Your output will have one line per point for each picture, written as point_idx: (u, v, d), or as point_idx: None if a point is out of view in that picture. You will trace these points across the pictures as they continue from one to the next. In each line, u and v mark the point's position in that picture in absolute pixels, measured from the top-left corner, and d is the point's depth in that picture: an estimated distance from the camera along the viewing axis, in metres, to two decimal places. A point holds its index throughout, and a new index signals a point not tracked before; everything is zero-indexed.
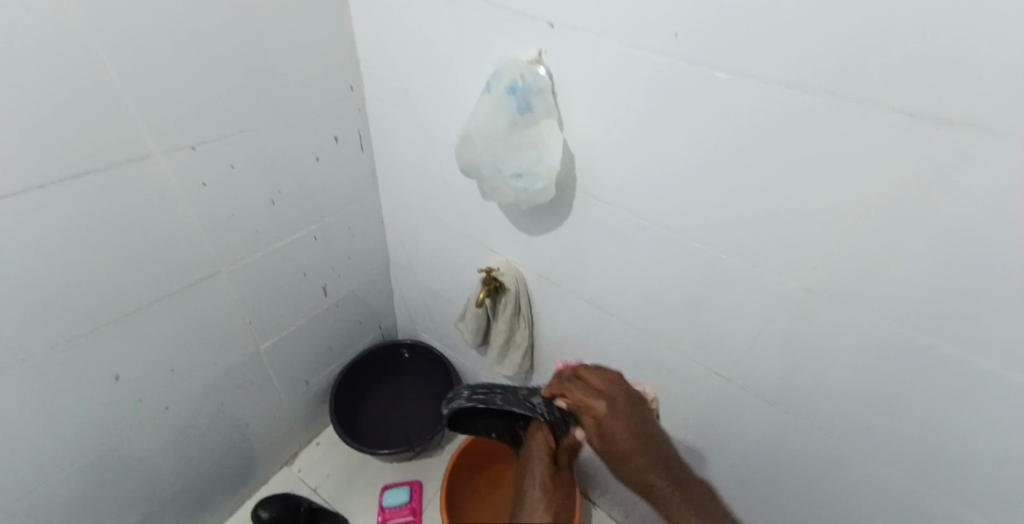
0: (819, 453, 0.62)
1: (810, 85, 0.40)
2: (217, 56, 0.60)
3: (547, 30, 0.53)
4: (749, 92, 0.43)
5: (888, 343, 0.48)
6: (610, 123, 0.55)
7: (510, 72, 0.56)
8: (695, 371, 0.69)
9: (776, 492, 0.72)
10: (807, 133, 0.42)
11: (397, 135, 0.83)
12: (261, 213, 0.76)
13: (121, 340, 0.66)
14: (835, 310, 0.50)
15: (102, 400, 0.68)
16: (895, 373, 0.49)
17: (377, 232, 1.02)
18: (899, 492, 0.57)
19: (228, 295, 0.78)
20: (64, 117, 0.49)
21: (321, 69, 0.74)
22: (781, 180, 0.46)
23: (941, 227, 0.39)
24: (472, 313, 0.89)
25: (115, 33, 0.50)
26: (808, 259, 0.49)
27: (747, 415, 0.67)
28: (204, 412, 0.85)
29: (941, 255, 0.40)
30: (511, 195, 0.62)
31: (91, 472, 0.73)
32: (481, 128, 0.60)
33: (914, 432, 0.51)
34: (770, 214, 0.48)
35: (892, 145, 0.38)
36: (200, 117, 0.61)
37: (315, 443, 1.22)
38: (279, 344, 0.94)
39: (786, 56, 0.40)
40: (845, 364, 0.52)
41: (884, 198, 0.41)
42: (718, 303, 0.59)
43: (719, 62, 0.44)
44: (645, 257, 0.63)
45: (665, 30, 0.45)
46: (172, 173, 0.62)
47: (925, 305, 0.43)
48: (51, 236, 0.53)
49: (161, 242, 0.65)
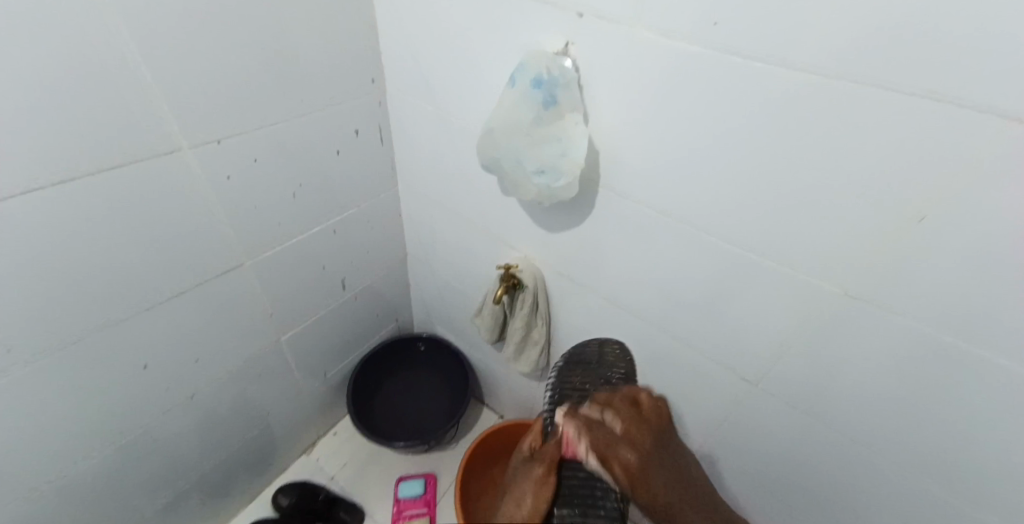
0: (850, 465, 0.59)
1: (857, 77, 0.37)
2: (240, 49, 0.60)
3: (575, 19, 0.51)
4: (789, 84, 0.40)
5: (932, 356, 0.45)
6: (637, 116, 0.53)
7: (535, 65, 0.54)
8: (720, 374, 0.66)
9: (802, 502, 0.69)
10: (851, 128, 0.39)
11: (417, 128, 0.82)
12: (282, 206, 0.76)
13: (146, 329, 0.68)
14: (872, 316, 0.47)
15: (127, 386, 0.70)
16: (936, 385, 0.46)
17: (396, 225, 1.02)
18: (935, 509, 0.54)
19: (248, 286, 0.79)
20: (92, 109, 0.50)
21: (343, 60, 0.73)
22: (818, 179, 0.43)
23: (1005, 236, 0.36)
24: (489, 309, 0.88)
25: (142, 27, 0.50)
26: (842, 265, 0.46)
27: (774, 422, 0.64)
28: (225, 400, 0.87)
29: (993, 263, 0.37)
30: (533, 191, 0.61)
31: (119, 455, 0.75)
32: (506, 122, 0.58)
33: (956, 448, 0.48)
34: (806, 214, 0.46)
35: (946, 142, 0.35)
36: (222, 109, 0.61)
37: (332, 433, 1.23)
38: (298, 335, 0.95)
39: (830, 44, 0.37)
40: (883, 374, 0.50)
41: (932, 200, 0.38)
42: (748, 306, 0.57)
43: (755, 51, 0.41)
44: (670, 256, 0.61)
45: (699, 18, 0.43)
46: (199, 167, 0.62)
47: (978, 318, 0.40)
48: (79, 225, 0.54)
49: (185, 233, 0.65)
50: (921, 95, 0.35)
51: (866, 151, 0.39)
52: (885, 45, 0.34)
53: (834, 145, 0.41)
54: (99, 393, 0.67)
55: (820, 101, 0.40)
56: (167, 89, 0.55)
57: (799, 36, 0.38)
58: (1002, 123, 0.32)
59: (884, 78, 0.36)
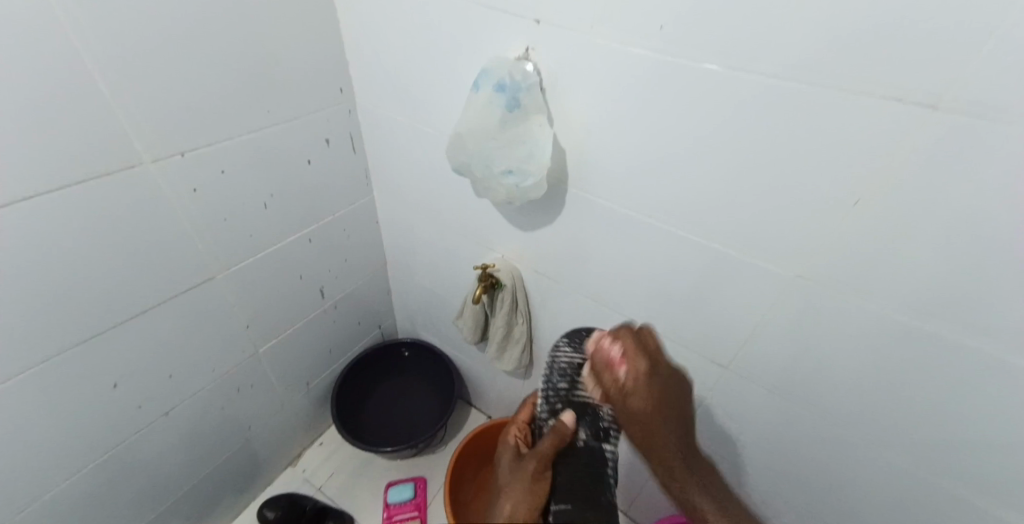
0: (819, 439, 0.62)
1: (803, 76, 0.40)
2: (207, 60, 0.60)
3: (535, 26, 0.53)
4: (742, 84, 0.43)
5: (887, 329, 0.48)
6: (601, 117, 0.55)
7: (498, 70, 0.55)
8: (694, 361, 0.69)
9: (778, 480, 0.73)
10: (798, 124, 0.42)
11: (390, 134, 0.82)
12: (256, 216, 0.76)
13: (119, 348, 0.67)
14: (829, 297, 0.50)
15: (103, 407, 0.69)
16: (890, 357, 0.50)
17: (374, 231, 1.02)
18: (898, 475, 0.57)
19: (225, 298, 0.78)
20: (56, 125, 0.49)
21: (311, 68, 0.73)
22: (769, 171, 0.46)
23: (938, 214, 0.39)
24: (470, 310, 0.89)
25: (105, 39, 0.50)
26: (798, 250, 0.49)
27: (747, 403, 0.67)
28: (206, 416, 0.86)
29: (926, 240, 0.41)
30: (503, 192, 0.62)
31: (97, 477, 0.73)
32: (472, 126, 0.59)
33: (912, 413, 0.52)
34: (764, 204, 0.48)
35: (888, 133, 0.38)
36: (192, 120, 0.61)
37: (318, 443, 1.22)
38: (278, 346, 0.94)
39: (775, 47, 0.40)
40: (846, 351, 0.53)
41: (874, 186, 0.41)
42: (716, 295, 0.59)
43: (708, 54, 0.43)
44: (642, 250, 0.63)
45: (653, 23, 0.45)
46: (165, 182, 0.62)
47: (925, 291, 0.44)
48: (46, 242, 0.53)
49: (156, 248, 0.64)
50: (857, 91, 0.38)
51: (808, 144, 0.42)
52: (825, 45, 0.37)
53: (785, 139, 0.43)
54: (74, 414, 0.66)
55: (765, 101, 0.43)
56: (131, 102, 0.55)
57: (747, 41, 0.41)
58: (923, 114, 0.36)
59: (827, 78, 0.39)
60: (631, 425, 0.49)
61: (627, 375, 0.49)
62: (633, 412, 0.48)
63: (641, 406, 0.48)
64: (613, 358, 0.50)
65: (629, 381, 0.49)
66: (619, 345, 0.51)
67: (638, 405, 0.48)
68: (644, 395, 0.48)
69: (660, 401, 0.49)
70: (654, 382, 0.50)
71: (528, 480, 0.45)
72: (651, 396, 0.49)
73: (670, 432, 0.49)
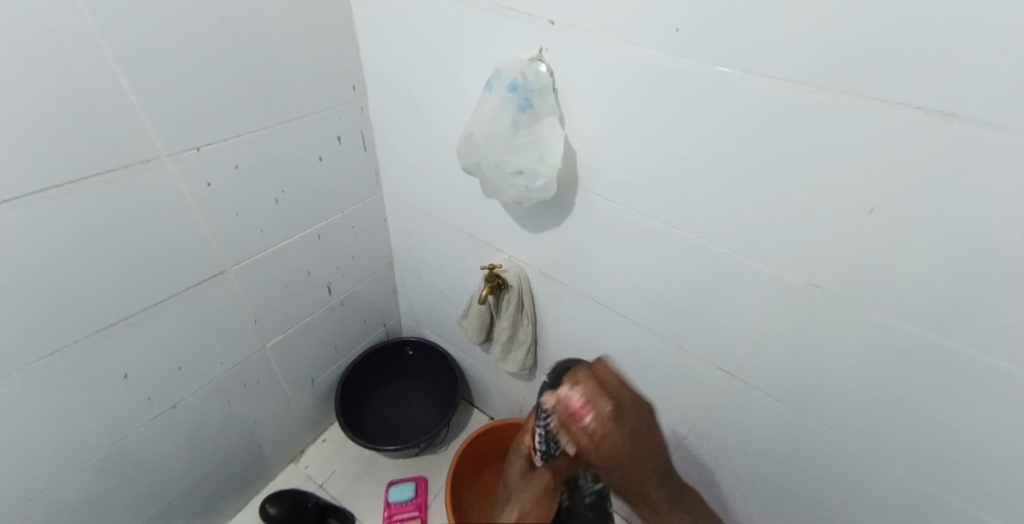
0: (826, 451, 0.62)
1: (816, 83, 0.40)
2: (221, 56, 0.60)
3: (548, 28, 0.53)
4: (755, 89, 0.43)
5: (897, 341, 0.47)
6: (612, 120, 0.55)
7: (511, 72, 0.56)
8: (700, 368, 0.69)
9: (783, 492, 0.72)
10: (812, 131, 0.42)
11: (399, 134, 0.83)
12: (266, 213, 0.77)
13: (129, 340, 0.67)
14: (838, 305, 0.50)
15: (111, 398, 0.69)
16: (902, 369, 0.49)
17: (382, 231, 1.03)
18: (907, 492, 0.56)
19: (234, 293, 0.79)
20: (74, 119, 0.50)
21: (324, 68, 0.74)
22: (780, 178, 0.46)
23: (951, 225, 0.39)
24: (476, 312, 0.89)
25: (121, 33, 0.50)
26: (809, 259, 0.49)
27: (752, 413, 0.66)
28: (212, 410, 0.87)
29: (941, 252, 0.40)
30: (513, 193, 0.62)
31: (104, 467, 0.74)
32: (483, 127, 0.59)
33: (921, 428, 0.51)
34: (775, 211, 0.48)
35: (900, 141, 0.38)
36: (206, 116, 0.62)
37: (322, 440, 1.23)
38: (284, 342, 0.94)
39: (789, 53, 0.40)
40: (855, 362, 0.52)
41: (886, 195, 0.41)
42: (723, 302, 0.59)
43: (721, 58, 0.43)
44: (650, 255, 0.63)
45: (667, 27, 0.45)
46: (179, 176, 0.62)
47: (935, 303, 0.43)
48: (59, 233, 0.54)
49: (168, 242, 0.65)
50: (869, 98, 0.38)
51: (820, 151, 0.42)
52: (840, 52, 0.37)
53: (798, 146, 0.43)
54: (83, 405, 0.66)
55: (776, 107, 0.43)
56: (148, 97, 0.55)
57: (759, 46, 0.41)
58: (938, 122, 0.36)
59: (841, 84, 0.38)
60: (600, 463, 0.39)
61: (594, 424, 0.39)
62: (607, 463, 0.40)
63: (613, 441, 0.39)
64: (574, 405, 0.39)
65: (598, 431, 0.39)
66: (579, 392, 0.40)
67: (608, 446, 0.39)
68: (616, 427, 0.39)
69: (633, 440, 0.40)
70: (626, 422, 0.40)
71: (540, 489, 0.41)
72: (620, 436, 0.39)
73: (628, 446, 0.40)
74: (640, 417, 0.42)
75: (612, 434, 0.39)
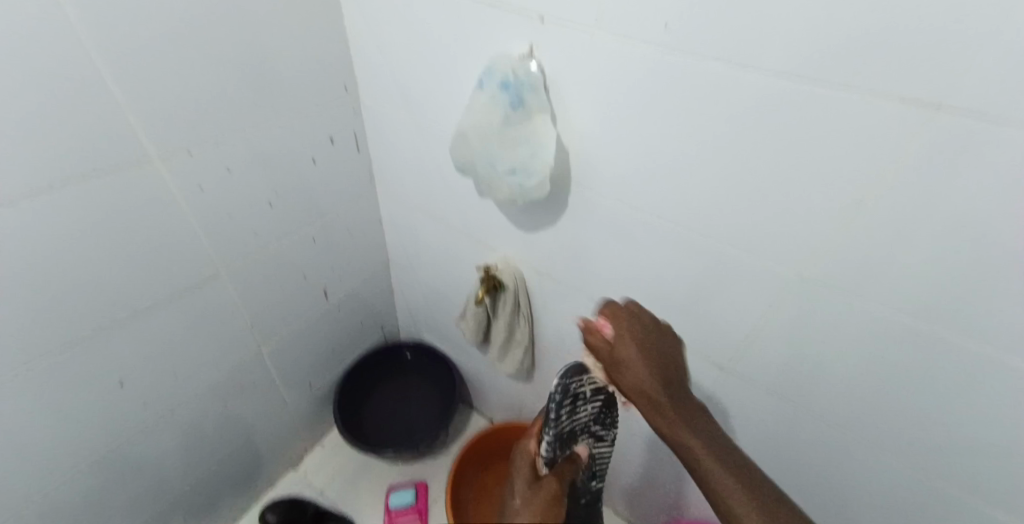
0: (823, 445, 0.61)
1: (804, 74, 0.40)
2: (212, 59, 0.60)
3: (538, 25, 0.53)
4: (744, 82, 0.43)
5: (891, 331, 0.47)
6: (604, 116, 0.55)
7: (502, 69, 0.56)
8: (696, 364, 0.68)
9: (782, 487, 0.71)
10: (803, 123, 0.42)
11: (393, 135, 0.83)
12: (260, 215, 0.77)
13: (123, 345, 0.67)
14: (832, 297, 0.50)
15: (105, 404, 0.69)
16: (897, 360, 0.49)
17: (377, 232, 1.03)
18: (905, 484, 0.56)
19: (229, 296, 0.78)
20: (65, 122, 0.50)
21: (317, 69, 0.74)
22: (772, 170, 0.46)
23: (942, 214, 0.39)
24: (472, 312, 0.89)
25: (111, 37, 0.50)
26: (802, 251, 0.49)
27: (750, 407, 0.66)
28: (208, 415, 0.86)
29: (936, 241, 0.40)
30: (506, 191, 0.62)
31: (98, 474, 0.73)
32: (476, 124, 0.60)
33: (918, 420, 0.51)
34: (768, 204, 0.48)
35: (891, 132, 0.38)
36: (198, 119, 0.62)
37: (319, 444, 1.22)
38: (280, 346, 0.94)
39: (778, 45, 0.40)
40: (851, 355, 0.52)
41: (876, 184, 0.41)
42: (717, 297, 0.59)
43: (711, 52, 0.43)
44: (644, 251, 0.63)
45: (655, 21, 0.45)
46: (172, 179, 0.62)
47: (928, 293, 0.43)
48: (49, 238, 0.53)
49: (161, 245, 0.65)
50: (858, 91, 0.38)
51: (809, 142, 0.42)
52: (829, 46, 0.37)
53: (788, 137, 0.43)
54: (77, 411, 0.66)
55: (767, 98, 0.43)
56: (140, 100, 0.55)
57: (749, 38, 0.41)
58: (928, 117, 0.35)
59: (830, 76, 0.38)
60: (624, 379, 0.45)
61: (613, 333, 0.47)
62: (628, 372, 0.44)
63: (631, 352, 0.45)
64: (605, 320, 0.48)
65: (615, 338, 0.46)
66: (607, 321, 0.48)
67: (626, 354, 0.45)
68: (635, 339, 0.46)
69: (660, 364, 0.46)
70: (652, 345, 0.46)
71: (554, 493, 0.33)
72: (645, 354, 0.45)
73: (652, 364, 0.45)
74: (665, 334, 0.49)
75: (629, 344, 0.46)
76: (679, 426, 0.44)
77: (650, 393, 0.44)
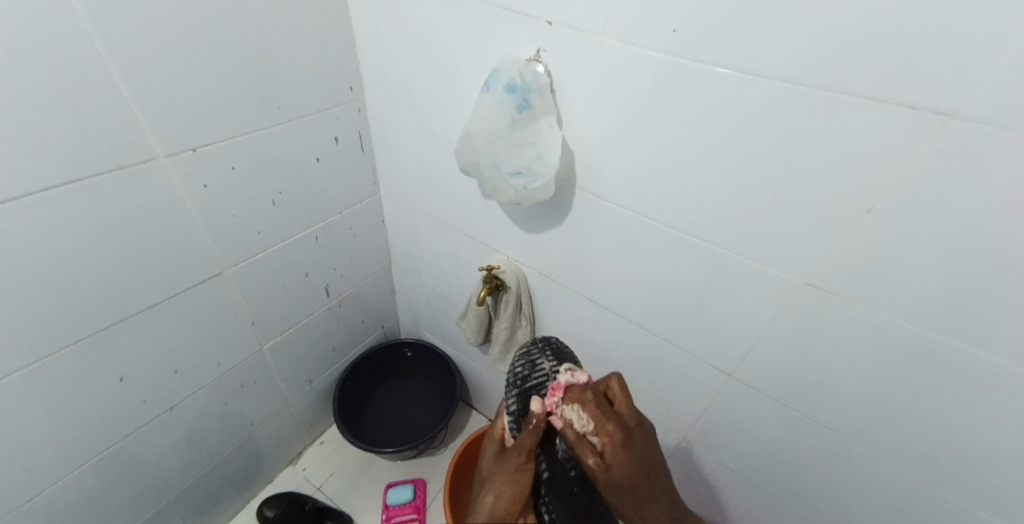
0: (824, 450, 0.62)
1: (815, 83, 0.40)
2: (218, 59, 0.60)
3: (546, 28, 0.53)
4: (753, 89, 0.43)
5: (894, 339, 0.48)
6: (609, 120, 0.55)
7: (509, 72, 0.56)
8: (698, 368, 0.69)
9: (781, 492, 0.72)
10: (811, 131, 0.42)
11: (398, 134, 0.83)
12: (263, 214, 0.76)
13: (127, 342, 0.67)
14: (836, 304, 0.50)
15: (106, 400, 0.69)
16: (899, 368, 0.49)
17: (380, 232, 1.03)
18: (906, 490, 0.56)
19: (231, 295, 0.78)
20: (71, 119, 0.50)
21: (323, 68, 0.74)
22: (778, 177, 0.46)
23: (945, 221, 0.39)
24: (474, 313, 0.89)
25: (117, 36, 0.50)
26: (806, 258, 0.49)
27: (751, 412, 0.67)
28: (209, 412, 0.86)
29: (940, 249, 0.40)
30: (510, 194, 0.63)
31: (99, 471, 0.73)
32: (481, 127, 0.59)
33: (919, 427, 0.51)
34: (773, 211, 0.48)
35: (898, 139, 0.38)
36: (203, 116, 0.61)
37: (319, 442, 1.22)
38: (281, 344, 0.94)
39: (787, 52, 0.40)
40: (852, 362, 0.52)
41: (880, 193, 0.41)
42: (721, 302, 0.59)
43: (721, 58, 0.43)
44: (648, 256, 0.63)
45: (665, 27, 0.45)
46: (177, 177, 0.62)
47: (932, 302, 0.43)
48: (54, 235, 0.53)
49: (164, 243, 0.65)
50: (869, 98, 0.38)
51: (815, 150, 0.42)
52: (839, 53, 0.37)
53: (794, 145, 0.43)
54: (80, 407, 0.66)
55: (774, 105, 0.43)
56: (146, 98, 0.55)
57: (757, 45, 0.41)
58: (939, 120, 0.36)
59: (840, 83, 0.39)
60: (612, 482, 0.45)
61: (596, 430, 0.45)
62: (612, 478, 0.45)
63: (621, 467, 0.45)
64: (569, 402, 0.46)
65: (608, 450, 0.44)
66: (578, 406, 0.45)
67: (621, 465, 0.45)
68: (622, 455, 0.45)
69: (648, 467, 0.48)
70: (632, 450, 0.46)
71: (513, 472, 0.43)
72: (632, 463, 0.45)
73: (632, 471, 0.45)
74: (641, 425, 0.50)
75: (620, 460, 0.44)
76: (648, 507, 0.49)
77: (636, 489, 0.47)
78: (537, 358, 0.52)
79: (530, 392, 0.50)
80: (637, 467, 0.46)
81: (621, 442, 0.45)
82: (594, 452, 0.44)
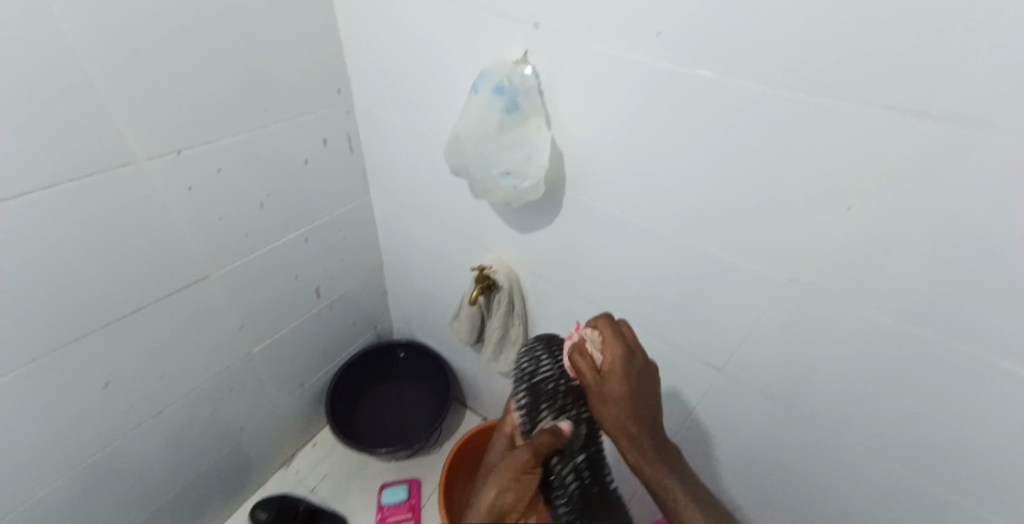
0: (812, 443, 0.63)
1: (794, 83, 0.40)
2: (204, 60, 0.60)
3: (533, 29, 0.53)
4: (735, 90, 0.44)
5: (877, 334, 0.49)
6: (597, 120, 0.55)
7: (496, 74, 0.56)
8: (689, 364, 0.69)
9: (771, 484, 0.73)
10: (794, 131, 0.42)
11: (387, 134, 0.82)
12: (252, 215, 0.76)
13: (114, 346, 0.66)
14: (821, 301, 0.51)
15: (94, 406, 0.68)
16: (882, 361, 0.50)
17: (370, 232, 1.02)
18: (891, 481, 0.58)
19: (221, 297, 0.78)
20: (54, 122, 0.49)
21: (310, 68, 0.73)
22: (763, 176, 0.47)
23: (922, 219, 0.40)
24: (466, 312, 0.89)
25: (100, 37, 0.49)
26: (790, 255, 0.50)
27: (740, 407, 0.68)
28: (200, 416, 0.86)
29: (920, 245, 0.41)
30: (501, 194, 0.62)
31: (87, 476, 0.72)
32: (471, 128, 0.59)
33: (904, 420, 0.52)
34: (760, 210, 0.49)
35: (878, 139, 0.39)
36: (188, 118, 0.61)
37: (312, 444, 1.22)
38: (272, 346, 0.93)
39: (768, 52, 0.40)
40: (836, 357, 0.53)
41: (861, 192, 0.42)
42: (709, 299, 0.60)
43: (703, 60, 0.44)
44: (637, 254, 0.63)
45: (649, 29, 0.45)
46: (162, 179, 0.61)
47: (913, 297, 0.44)
48: (34, 241, 0.53)
49: (150, 247, 0.64)
50: (848, 99, 0.39)
51: (800, 149, 0.43)
52: (820, 55, 0.38)
53: (777, 144, 0.44)
54: (66, 414, 0.65)
55: (759, 106, 0.43)
56: (130, 100, 0.55)
57: (740, 46, 0.41)
58: (915, 120, 0.36)
59: (819, 84, 0.39)
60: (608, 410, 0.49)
61: (603, 359, 0.51)
62: (611, 391, 0.49)
63: (618, 388, 0.49)
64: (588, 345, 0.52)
65: (605, 365, 0.51)
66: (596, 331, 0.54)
67: (617, 387, 0.49)
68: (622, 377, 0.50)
69: (637, 383, 0.50)
70: (632, 373, 0.51)
71: (518, 471, 0.40)
72: (627, 378, 0.50)
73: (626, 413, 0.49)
74: (645, 365, 0.53)
75: (618, 381, 0.49)
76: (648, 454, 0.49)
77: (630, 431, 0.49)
78: (541, 355, 0.56)
79: (537, 383, 0.53)
80: (637, 382, 0.51)
81: (625, 358, 0.51)
82: (589, 365, 0.50)
